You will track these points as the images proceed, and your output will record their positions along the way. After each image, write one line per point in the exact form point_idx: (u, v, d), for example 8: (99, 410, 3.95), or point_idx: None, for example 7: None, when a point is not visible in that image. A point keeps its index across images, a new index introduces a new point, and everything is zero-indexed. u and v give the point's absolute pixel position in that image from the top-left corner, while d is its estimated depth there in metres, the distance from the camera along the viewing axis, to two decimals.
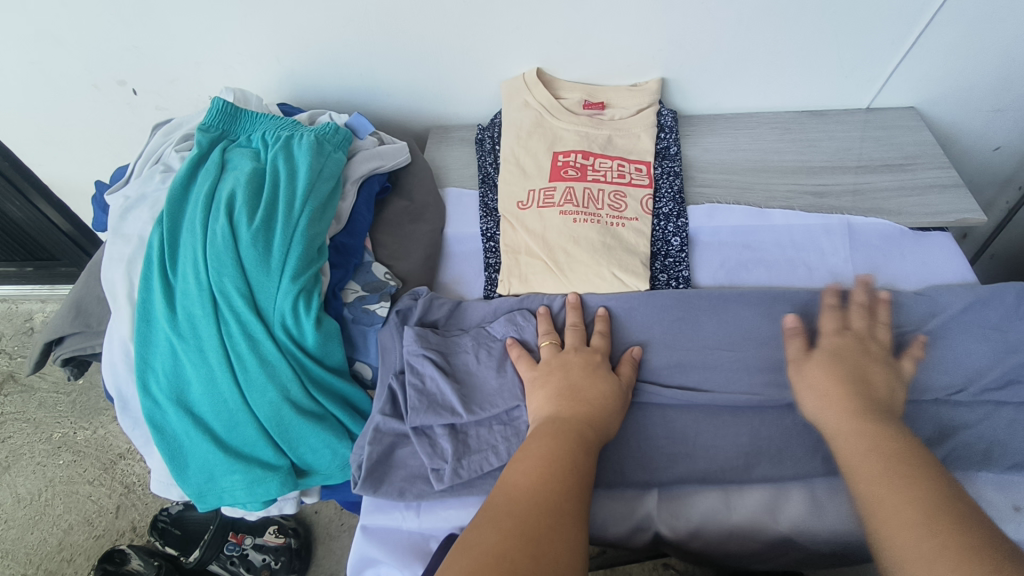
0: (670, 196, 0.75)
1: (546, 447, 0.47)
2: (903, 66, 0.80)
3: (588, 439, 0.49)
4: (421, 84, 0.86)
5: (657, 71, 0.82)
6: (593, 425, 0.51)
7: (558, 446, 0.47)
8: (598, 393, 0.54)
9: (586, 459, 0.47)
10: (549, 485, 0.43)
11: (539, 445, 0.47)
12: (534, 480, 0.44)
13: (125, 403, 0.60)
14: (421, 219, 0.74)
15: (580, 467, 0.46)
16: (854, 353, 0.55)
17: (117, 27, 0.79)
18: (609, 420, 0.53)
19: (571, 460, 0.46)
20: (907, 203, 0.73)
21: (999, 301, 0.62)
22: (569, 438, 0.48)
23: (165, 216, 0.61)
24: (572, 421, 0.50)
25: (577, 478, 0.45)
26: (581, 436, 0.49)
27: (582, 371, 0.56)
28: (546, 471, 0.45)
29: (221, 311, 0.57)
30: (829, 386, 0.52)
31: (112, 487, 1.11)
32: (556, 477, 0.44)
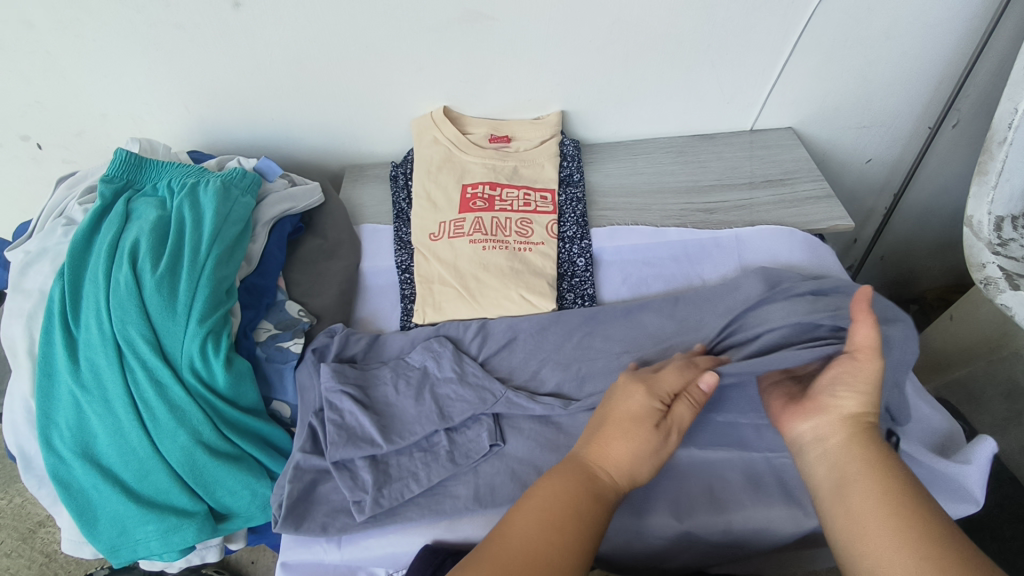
0: (574, 220, 0.79)
1: (566, 491, 0.43)
2: (775, 93, 0.88)
3: (606, 489, 0.45)
4: (333, 126, 0.89)
5: (556, 105, 0.87)
6: (618, 472, 0.46)
7: (576, 489, 0.44)
8: (636, 432, 0.47)
9: (600, 513, 0.43)
10: (559, 539, 0.40)
11: (557, 490, 0.43)
12: (543, 531, 0.40)
13: (28, 462, 0.58)
14: (335, 256, 0.76)
15: (592, 517, 0.42)
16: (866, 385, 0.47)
17: (18, 83, 0.79)
18: (644, 469, 0.46)
19: (577, 510, 0.42)
20: (786, 215, 0.80)
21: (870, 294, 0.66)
22: (586, 482, 0.44)
23: (66, 268, 0.61)
24: (601, 470, 0.46)
25: (587, 537, 0.41)
26: (596, 481, 0.45)
27: (629, 403, 0.49)
28: (556, 519, 0.41)
29: (126, 359, 0.57)
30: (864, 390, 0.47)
31: (32, 558, 1.05)
32: (569, 531, 0.41)
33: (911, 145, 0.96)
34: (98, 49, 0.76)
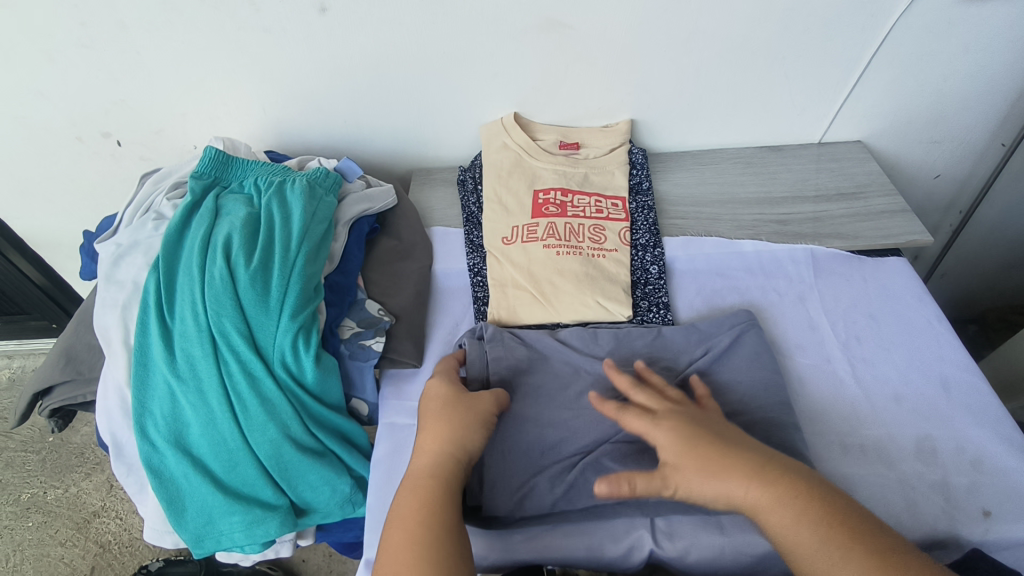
0: (646, 228, 0.79)
1: (412, 505, 0.48)
2: (847, 105, 0.87)
3: (446, 473, 0.51)
4: (404, 130, 0.90)
5: (626, 113, 0.87)
6: (443, 451, 0.52)
7: (417, 502, 0.49)
8: (435, 427, 0.54)
9: (442, 496, 0.49)
10: (420, 538, 0.46)
11: (406, 511, 0.48)
12: (409, 546, 0.45)
13: (120, 449, 0.59)
14: (409, 257, 0.77)
15: (446, 511, 0.48)
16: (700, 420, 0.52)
17: (105, 82, 0.82)
18: (463, 439, 0.53)
19: (429, 515, 0.47)
20: (861, 228, 0.79)
21: (936, 333, 0.68)
22: (424, 489, 0.49)
23: (161, 261, 0.62)
24: (426, 466, 0.52)
25: (448, 519, 0.48)
26: (432, 481, 0.50)
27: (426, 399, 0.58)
28: (414, 534, 0.46)
29: (221, 352, 0.58)
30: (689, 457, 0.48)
31: (86, 547, 1.07)
32: (423, 537, 0.46)
33: (982, 162, 0.94)
34: (185, 50, 0.79)
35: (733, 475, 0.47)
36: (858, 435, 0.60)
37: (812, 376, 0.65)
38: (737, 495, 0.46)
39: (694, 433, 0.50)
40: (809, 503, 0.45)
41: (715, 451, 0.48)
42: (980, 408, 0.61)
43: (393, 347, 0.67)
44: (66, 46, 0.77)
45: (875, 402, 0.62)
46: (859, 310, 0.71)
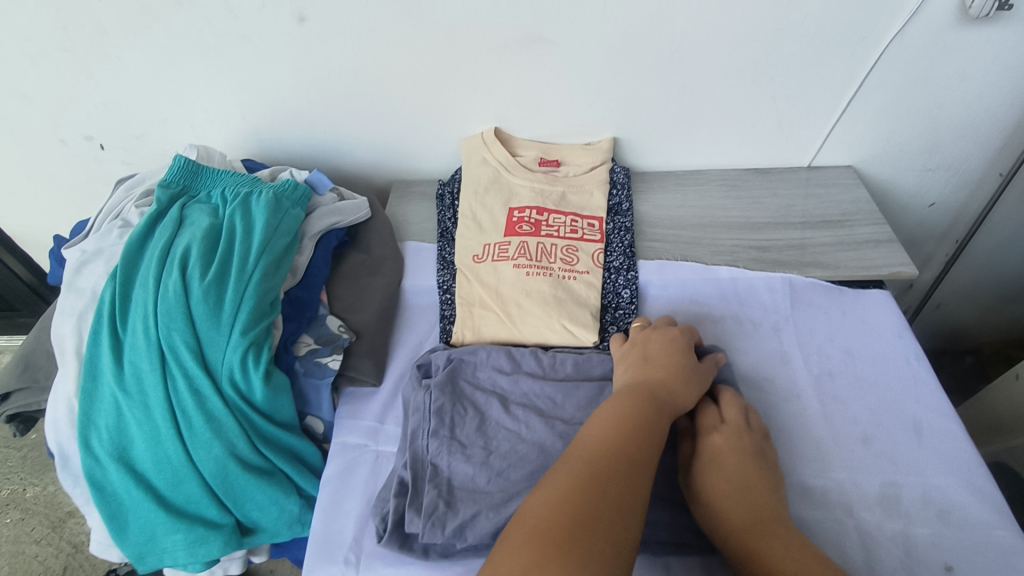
0: (621, 251, 0.77)
1: (630, 407, 0.51)
2: (838, 130, 0.85)
3: (662, 400, 0.53)
4: (384, 142, 0.89)
5: (609, 131, 0.86)
6: (673, 394, 0.54)
7: (643, 408, 0.51)
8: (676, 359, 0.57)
9: (657, 418, 0.51)
10: (621, 444, 0.46)
11: (619, 410, 0.50)
12: (613, 438, 0.47)
13: (66, 460, 0.58)
14: (377, 273, 0.75)
15: (649, 428, 0.49)
16: (731, 456, 0.54)
17: (87, 86, 0.82)
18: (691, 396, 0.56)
19: (644, 419, 0.49)
20: (844, 258, 0.76)
21: (913, 374, 0.65)
22: (649, 401, 0.52)
23: (118, 271, 0.61)
24: (659, 389, 0.54)
25: (646, 436, 0.48)
26: (655, 397, 0.53)
27: (659, 344, 0.60)
28: (626, 424, 0.48)
29: (169, 367, 0.57)
30: (714, 504, 0.51)
31: (59, 547, 1.07)
32: (634, 432, 0.47)
33: (979, 192, 0.91)
34: (165, 56, 0.79)
35: (730, 521, 0.50)
36: (820, 476, 0.58)
37: (777, 411, 0.63)
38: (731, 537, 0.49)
39: (727, 471, 0.53)
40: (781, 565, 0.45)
41: (721, 479, 0.52)
42: (952, 454, 0.58)
43: (351, 365, 0.66)
44: (47, 49, 0.78)
45: (841, 443, 0.60)
46: (835, 345, 0.68)
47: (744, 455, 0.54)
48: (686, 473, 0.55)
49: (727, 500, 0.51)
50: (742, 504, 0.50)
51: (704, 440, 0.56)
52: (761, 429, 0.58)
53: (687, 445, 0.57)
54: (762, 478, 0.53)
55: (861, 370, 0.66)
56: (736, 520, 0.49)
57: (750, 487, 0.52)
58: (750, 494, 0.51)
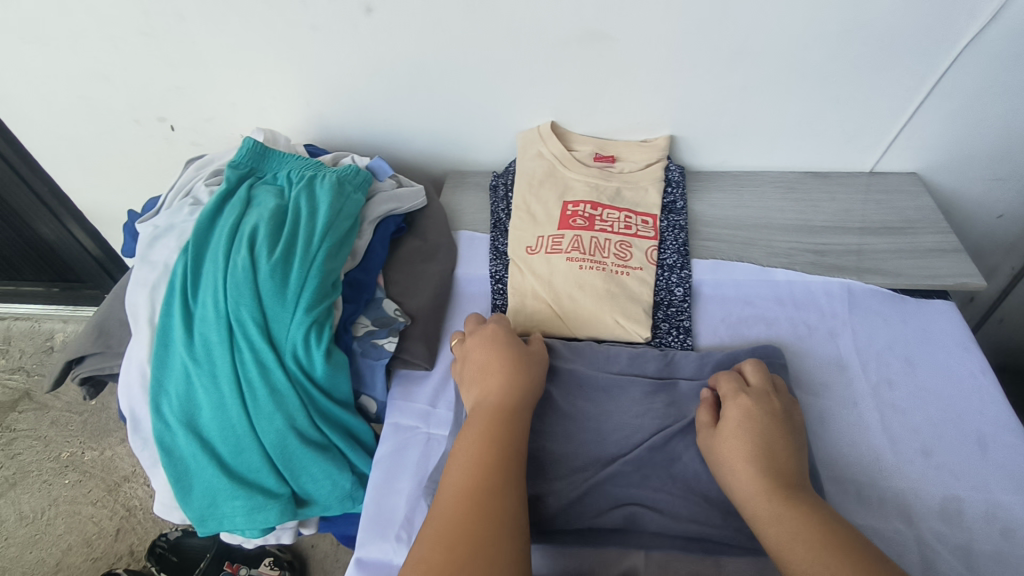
0: (674, 249, 0.77)
1: (484, 431, 0.52)
2: (904, 135, 0.83)
3: (512, 411, 0.54)
4: (440, 132, 0.91)
5: (666, 129, 0.85)
6: (515, 398, 0.55)
7: (494, 431, 0.52)
8: (499, 367, 0.58)
9: (513, 434, 0.52)
10: (477, 480, 0.47)
11: (474, 439, 0.51)
12: (468, 477, 0.48)
13: (137, 424, 0.62)
14: (432, 259, 0.77)
15: (507, 445, 0.51)
16: (757, 417, 0.54)
17: (163, 69, 0.86)
18: (527, 389, 0.57)
19: (499, 437, 0.51)
20: (907, 266, 0.75)
21: (978, 387, 0.63)
22: (493, 416, 0.53)
23: (191, 245, 0.64)
24: (501, 400, 0.55)
25: (504, 461, 0.50)
26: (495, 410, 0.54)
27: (486, 350, 0.61)
28: (479, 456, 0.49)
29: (236, 339, 0.59)
30: (737, 461, 0.52)
31: (114, 509, 1.13)
32: (485, 465, 0.49)
33: None
34: (237, 43, 0.81)
35: (750, 480, 0.50)
36: (876, 487, 0.57)
37: (832, 417, 0.62)
38: (749, 491, 0.50)
39: (750, 431, 0.53)
40: (801, 520, 0.46)
41: (737, 437, 0.53)
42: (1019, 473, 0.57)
43: (406, 348, 0.67)
44: (127, 33, 0.81)
45: (898, 455, 0.59)
46: (895, 354, 0.67)
47: (768, 418, 0.54)
48: (707, 438, 0.55)
49: (749, 455, 0.51)
50: (764, 461, 0.51)
51: (729, 405, 0.56)
52: (789, 398, 0.58)
53: (706, 412, 0.57)
54: (784, 440, 0.53)
55: (921, 381, 0.64)
56: (757, 477, 0.50)
57: (775, 446, 0.52)
58: (771, 451, 0.52)
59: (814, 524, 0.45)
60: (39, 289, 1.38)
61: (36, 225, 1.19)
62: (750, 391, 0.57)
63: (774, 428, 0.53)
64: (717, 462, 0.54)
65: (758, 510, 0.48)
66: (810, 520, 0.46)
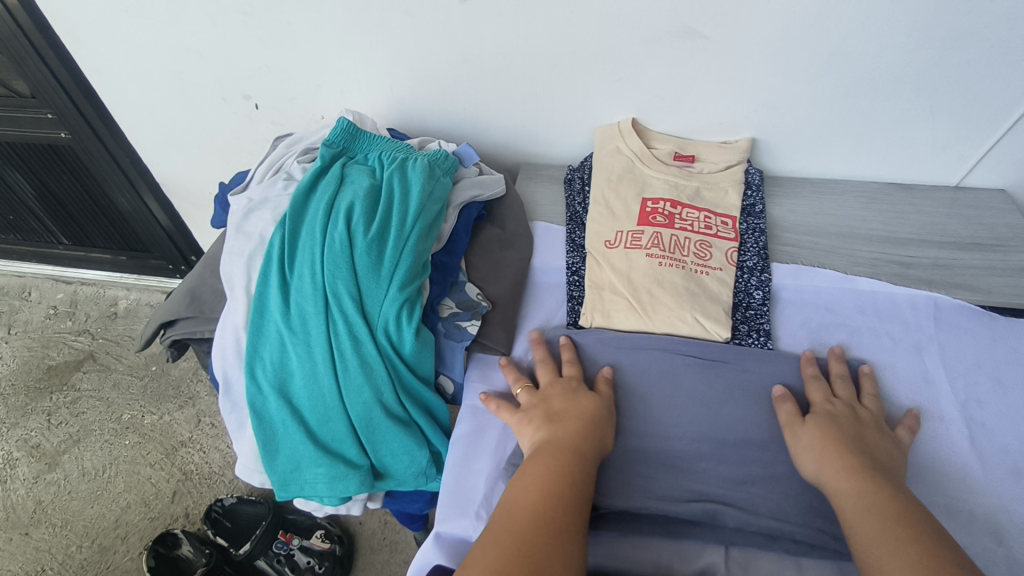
0: (754, 252, 0.77)
1: (556, 464, 0.50)
2: (996, 150, 0.81)
3: (586, 458, 0.52)
4: (519, 124, 0.92)
5: (748, 131, 0.85)
6: (586, 440, 0.53)
7: (562, 469, 0.49)
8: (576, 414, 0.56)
9: (581, 476, 0.49)
10: (546, 508, 0.45)
11: (544, 471, 0.49)
12: (534, 506, 0.45)
13: (228, 387, 0.64)
14: (511, 248, 0.78)
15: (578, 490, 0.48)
16: (849, 419, 0.56)
17: (256, 48, 0.88)
18: (600, 437, 0.55)
19: (567, 479, 0.48)
20: (995, 283, 0.73)
21: None
22: (566, 457, 0.51)
23: (288, 218, 0.66)
24: (571, 442, 0.53)
25: (572, 496, 0.47)
26: (570, 450, 0.52)
27: (563, 400, 0.58)
28: (551, 483, 0.48)
29: (331, 312, 0.61)
30: (823, 446, 0.53)
31: (171, 472, 1.16)
32: (554, 494, 0.47)
33: None
34: (331, 26, 0.83)
35: (836, 461, 0.51)
36: (967, 503, 0.56)
37: (919, 430, 0.61)
38: (830, 470, 0.51)
39: (836, 426, 0.54)
40: (883, 496, 0.47)
41: (828, 428, 0.54)
42: None
43: (486, 333, 0.68)
44: (227, 12, 0.83)
45: (990, 472, 0.58)
46: (984, 371, 0.66)
47: (865, 428, 0.56)
48: (792, 430, 0.56)
49: (835, 442, 0.53)
50: (850, 448, 0.52)
51: (817, 407, 0.58)
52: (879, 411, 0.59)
53: (790, 408, 0.58)
54: (876, 442, 0.54)
55: (1011, 400, 0.63)
56: (842, 459, 0.51)
57: (867, 444, 0.54)
58: (858, 444, 0.53)
59: (897, 503, 0.46)
60: (107, 257, 1.43)
61: (113, 195, 1.23)
62: (841, 400, 0.59)
63: (869, 434, 0.55)
64: (800, 454, 0.54)
65: (841, 489, 0.49)
66: (891, 497, 0.47)
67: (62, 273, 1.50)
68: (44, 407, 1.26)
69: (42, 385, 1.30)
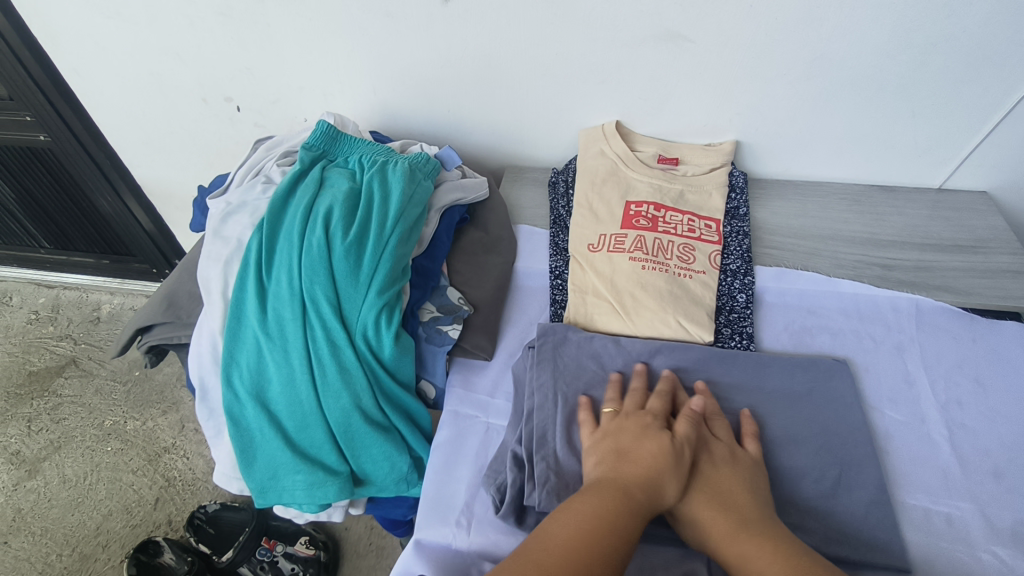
0: (738, 255, 0.77)
1: (601, 506, 0.45)
2: (977, 153, 0.82)
3: (645, 503, 0.46)
4: (503, 127, 0.91)
5: (732, 134, 0.85)
6: (646, 486, 0.47)
7: (618, 509, 0.45)
8: (658, 441, 0.50)
9: (632, 520, 0.45)
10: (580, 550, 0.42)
11: (587, 511, 0.45)
12: (572, 544, 0.42)
13: (206, 393, 0.63)
14: (494, 251, 0.77)
15: (620, 532, 0.44)
16: (716, 463, 0.51)
17: (236, 50, 0.87)
18: (669, 485, 0.48)
19: (617, 523, 0.44)
20: (976, 285, 0.74)
21: None
22: (631, 502, 0.46)
23: (266, 223, 0.65)
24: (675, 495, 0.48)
25: (612, 544, 0.43)
26: (648, 497, 0.47)
27: (632, 434, 0.51)
28: (595, 530, 0.43)
29: (309, 317, 0.60)
30: (711, 518, 0.48)
31: (154, 479, 1.15)
32: (599, 541, 0.42)
33: None
34: (312, 28, 0.82)
35: (729, 535, 0.46)
36: (949, 506, 0.55)
37: (900, 432, 0.61)
38: (728, 548, 0.46)
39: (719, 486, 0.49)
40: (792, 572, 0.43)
41: (706, 491, 0.49)
42: None
43: (468, 338, 0.68)
44: (207, 13, 0.82)
45: (970, 475, 0.58)
46: (964, 373, 0.66)
47: (733, 475, 0.51)
48: (673, 491, 0.51)
49: (724, 510, 0.48)
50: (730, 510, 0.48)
51: (704, 462, 0.51)
52: (729, 436, 0.55)
53: (678, 460, 0.52)
54: (744, 483, 0.50)
55: (991, 402, 0.63)
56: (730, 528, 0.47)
57: (739, 495, 0.49)
58: (739, 500, 0.49)
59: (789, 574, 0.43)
60: (89, 261, 1.41)
61: (95, 198, 1.22)
62: (720, 441, 0.53)
63: (741, 483, 0.50)
64: (685, 521, 0.49)
65: (749, 566, 0.44)
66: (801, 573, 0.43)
67: (44, 277, 1.48)
68: (24, 414, 1.24)
69: (24, 390, 1.28)
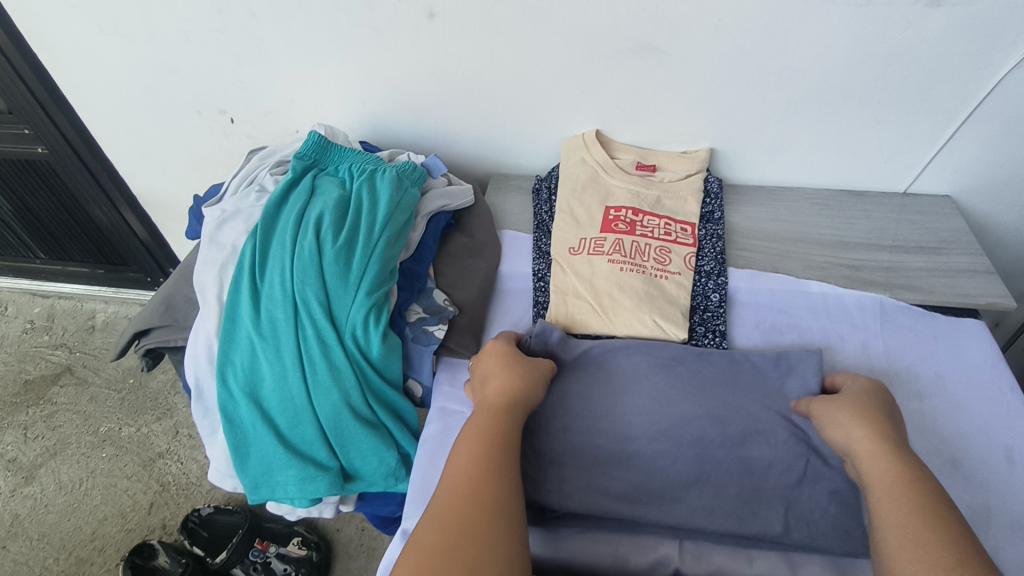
0: (712, 256, 0.80)
1: (478, 424, 0.55)
2: (939, 158, 0.86)
3: (513, 406, 0.57)
4: (488, 136, 0.95)
5: (707, 142, 0.89)
6: (509, 394, 0.58)
7: (491, 422, 0.55)
8: (506, 364, 0.62)
9: (508, 424, 0.55)
10: (478, 460, 0.51)
11: (472, 431, 0.54)
12: (470, 459, 0.51)
13: (201, 393, 0.66)
14: (478, 255, 0.81)
15: (503, 435, 0.54)
16: (879, 397, 0.58)
17: (230, 64, 0.90)
18: (525, 388, 0.60)
19: (497, 431, 0.54)
20: (938, 284, 0.77)
21: (1003, 402, 0.66)
22: (498, 412, 0.56)
23: (259, 229, 0.68)
24: (528, 395, 0.59)
25: (498, 446, 0.53)
26: (513, 404, 0.58)
27: (490, 359, 0.63)
28: (482, 440, 0.53)
29: (301, 318, 0.63)
30: (857, 415, 0.55)
31: (149, 484, 1.17)
32: (486, 448, 0.52)
33: None
34: (304, 43, 0.86)
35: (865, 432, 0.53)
36: None
37: None
38: (860, 445, 0.53)
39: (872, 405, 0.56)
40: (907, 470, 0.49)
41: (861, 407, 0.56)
42: None
43: (453, 338, 0.71)
44: (202, 29, 0.86)
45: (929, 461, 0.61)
46: (925, 366, 0.69)
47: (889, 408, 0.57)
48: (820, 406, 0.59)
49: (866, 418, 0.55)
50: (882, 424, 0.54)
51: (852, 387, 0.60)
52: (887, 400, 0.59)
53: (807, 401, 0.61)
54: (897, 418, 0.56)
55: (949, 393, 0.67)
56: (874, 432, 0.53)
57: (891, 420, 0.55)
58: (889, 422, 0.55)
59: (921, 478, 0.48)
60: (84, 270, 1.43)
61: (90, 208, 1.24)
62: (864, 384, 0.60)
63: (893, 413, 0.57)
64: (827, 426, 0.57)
65: (864, 452, 0.52)
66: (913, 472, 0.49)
67: (39, 287, 1.50)
68: (21, 421, 1.26)
69: (19, 399, 1.30)
